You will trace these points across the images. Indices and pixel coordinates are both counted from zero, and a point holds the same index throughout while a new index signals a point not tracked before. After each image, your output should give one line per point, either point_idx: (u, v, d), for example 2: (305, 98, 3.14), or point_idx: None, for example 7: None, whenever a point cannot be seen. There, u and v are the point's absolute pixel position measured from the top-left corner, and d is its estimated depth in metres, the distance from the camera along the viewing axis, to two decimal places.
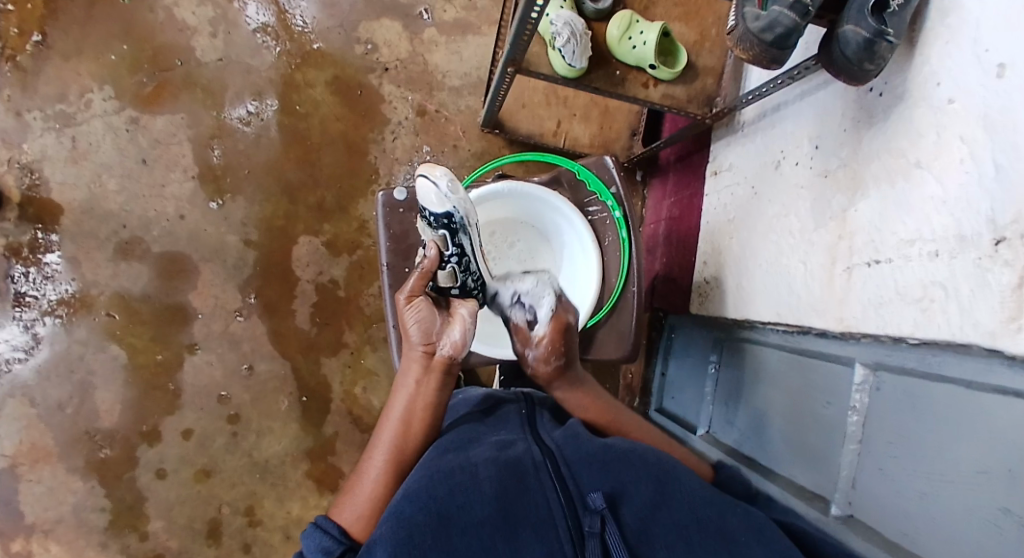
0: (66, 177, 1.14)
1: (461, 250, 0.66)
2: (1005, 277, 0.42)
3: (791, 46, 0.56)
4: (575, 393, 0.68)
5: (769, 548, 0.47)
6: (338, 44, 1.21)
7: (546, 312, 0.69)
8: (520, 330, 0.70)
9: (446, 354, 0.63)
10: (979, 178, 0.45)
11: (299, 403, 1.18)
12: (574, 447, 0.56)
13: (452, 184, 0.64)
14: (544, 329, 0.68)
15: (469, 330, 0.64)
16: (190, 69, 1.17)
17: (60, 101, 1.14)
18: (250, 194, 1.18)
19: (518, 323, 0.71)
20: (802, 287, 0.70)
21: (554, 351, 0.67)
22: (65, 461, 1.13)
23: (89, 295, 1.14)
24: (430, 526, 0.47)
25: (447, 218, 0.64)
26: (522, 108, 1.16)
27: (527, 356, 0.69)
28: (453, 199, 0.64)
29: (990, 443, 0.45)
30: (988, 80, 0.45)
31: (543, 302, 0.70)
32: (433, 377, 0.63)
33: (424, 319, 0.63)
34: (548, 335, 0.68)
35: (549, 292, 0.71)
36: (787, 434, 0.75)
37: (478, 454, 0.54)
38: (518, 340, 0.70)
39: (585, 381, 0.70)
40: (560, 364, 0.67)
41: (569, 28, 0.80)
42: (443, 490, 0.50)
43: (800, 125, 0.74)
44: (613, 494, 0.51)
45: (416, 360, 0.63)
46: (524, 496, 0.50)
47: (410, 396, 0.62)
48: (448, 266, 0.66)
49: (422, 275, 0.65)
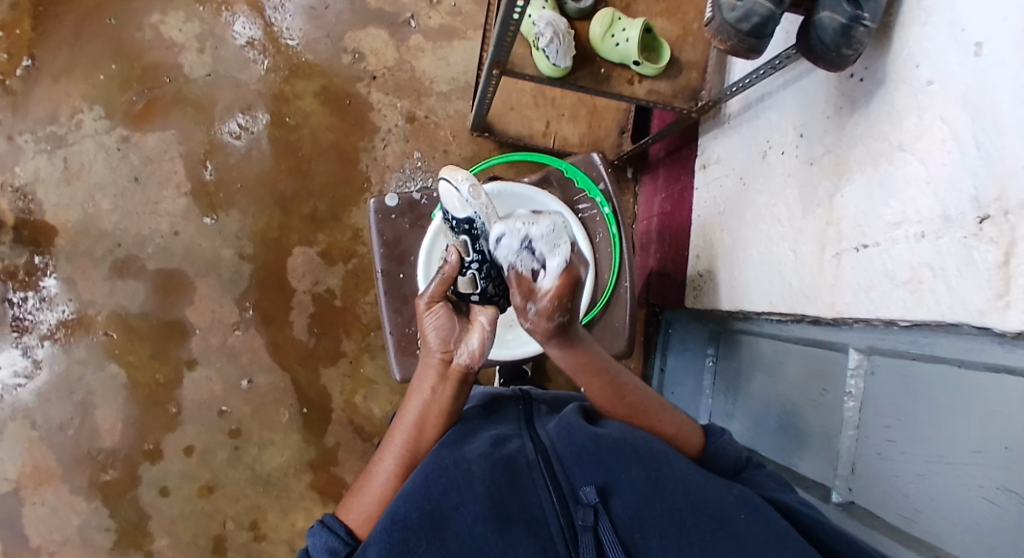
0: (59, 198, 1.14)
1: (483, 256, 0.61)
2: (991, 255, 0.42)
3: (767, 35, 0.56)
4: (567, 352, 0.62)
5: (770, 527, 0.47)
6: (326, 55, 1.21)
7: (559, 263, 0.55)
8: (521, 279, 0.55)
9: (463, 362, 0.61)
10: (961, 157, 0.45)
11: (300, 414, 1.18)
12: (566, 440, 0.56)
13: (474, 189, 0.62)
14: (552, 284, 0.54)
15: (489, 339, 0.61)
16: (180, 85, 1.17)
17: (51, 122, 1.15)
18: (244, 207, 1.18)
19: (521, 270, 0.55)
20: (793, 275, 0.70)
21: (559, 308, 0.55)
22: (68, 482, 1.13)
23: (86, 314, 1.14)
24: (424, 527, 0.48)
25: (469, 223, 0.62)
26: (510, 111, 1.17)
27: (526, 310, 0.57)
28: (475, 203, 0.62)
29: (986, 424, 0.44)
30: (967, 59, 0.45)
31: (558, 251, 0.55)
32: (450, 385, 0.61)
33: (443, 327, 0.61)
34: (555, 289, 0.54)
35: (566, 241, 0.55)
36: (786, 422, 0.75)
37: (472, 450, 0.55)
38: (517, 290, 0.56)
39: (585, 341, 0.63)
40: (564, 321, 0.57)
41: (551, 28, 0.79)
42: (436, 490, 0.51)
43: (785, 114, 0.74)
44: (604, 486, 0.52)
45: (433, 368, 0.61)
46: (516, 494, 0.51)
47: (425, 401, 0.61)
48: (469, 273, 0.63)
49: (443, 281, 0.62)
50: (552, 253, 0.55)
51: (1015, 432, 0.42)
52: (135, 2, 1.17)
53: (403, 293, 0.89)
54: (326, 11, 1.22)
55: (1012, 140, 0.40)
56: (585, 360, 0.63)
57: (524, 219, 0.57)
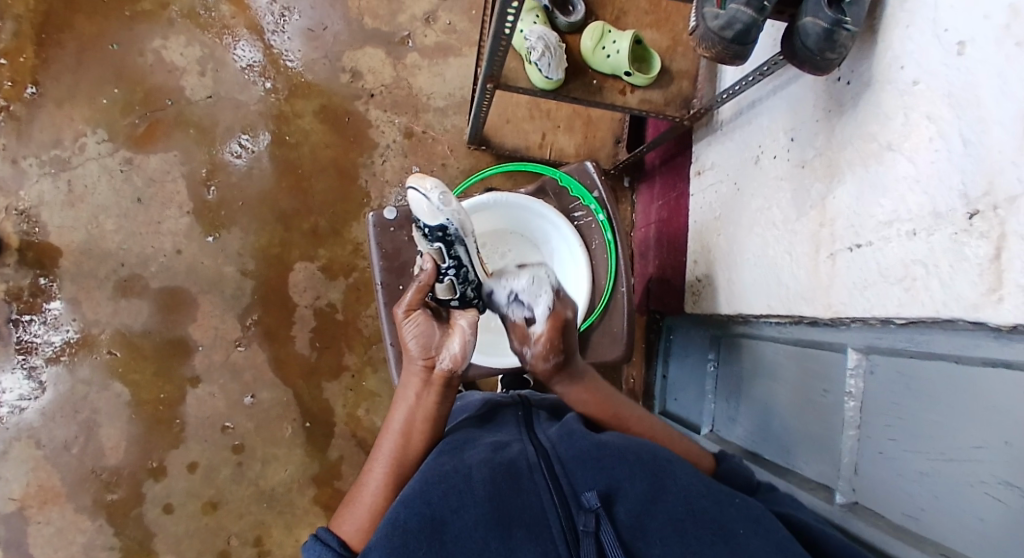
0: (63, 219, 1.16)
1: (459, 262, 0.64)
2: (982, 249, 0.42)
3: (751, 41, 0.58)
4: (573, 387, 0.66)
5: (767, 540, 0.47)
6: (324, 74, 1.24)
7: (543, 309, 0.64)
8: (516, 326, 0.65)
9: (445, 367, 0.63)
10: (949, 154, 0.46)
11: (303, 429, 1.18)
12: (567, 445, 0.57)
13: (443, 196, 0.62)
14: (541, 329, 0.63)
15: (468, 343, 0.63)
16: (182, 107, 1.20)
17: (56, 146, 1.17)
18: (245, 224, 1.20)
19: (514, 319, 0.65)
20: (789, 277, 0.70)
21: (551, 348, 0.63)
22: (72, 501, 1.12)
23: (90, 334, 1.15)
24: (424, 532, 0.48)
25: (442, 230, 0.63)
26: (506, 124, 1.20)
27: (525, 353, 0.65)
28: (446, 210, 0.62)
29: (986, 418, 0.44)
30: (950, 59, 0.46)
31: (541, 299, 0.64)
32: (434, 390, 0.63)
33: (423, 333, 0.63)
34: (545, 333, 0.63)
35: (548, 289, 0.65)
36: (789, 426, 0.75)
37: (473, 456, 0.56)
38: (514, 337, 0.65)
39: (587, 374, 0.68)
40: (560, 361, 0.64)
41: (543, 42, 0.84)
42: (436, 495, 0.51)
43: (775, 118, 0.76)
44: (606, 492, 0.51)
45: (416, 375, 0.63)
46: (517, 498, 0.51)
47: (410, 409, 0.62)
48: (446, 279, 0.65)
49: (420, 288, 0.64)
50: (537, 301, 0.64)
51: (1016, 427, 0.42)
52: (138, 28, 1.20)
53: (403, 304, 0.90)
54: (324, 32, 1.24)
55: (998, 136, 0.41)
56: (593, 392, 0.67)
57: (512, 275, 0.67)
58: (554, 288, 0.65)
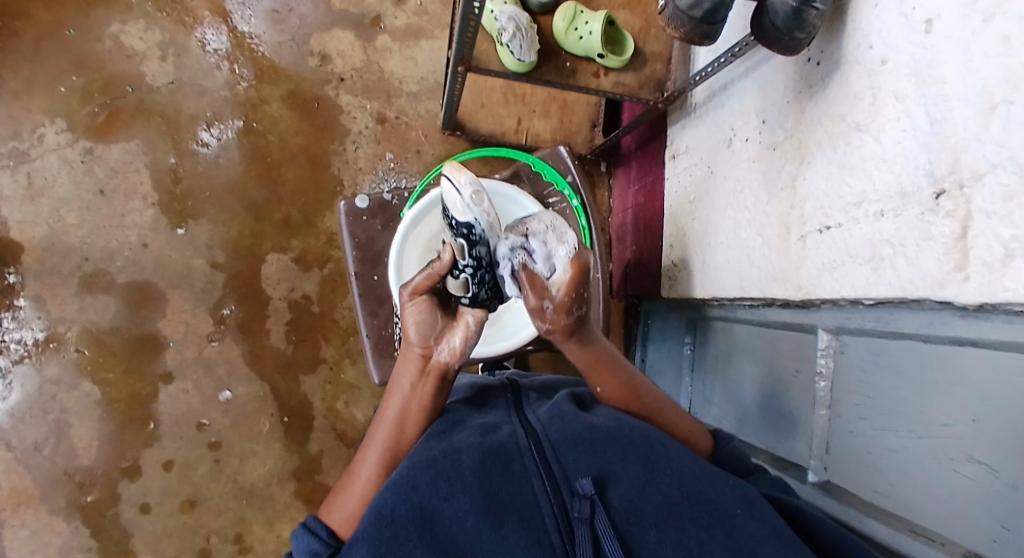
0: (24, 215, 1.12)
1: (478, 262, 0.59)
2: (948, 228, 0.42)
3: (719, 20, 0.58)
4: (583, 349, 0.63)
5: (765, 523, 0.47)
6: (291, 58, 1.20)
7: (567, 251, 0.60)
8: (534, 279, 0.58)
9: (443, 358, 0.61)
10: (914, 134, 0.46)
11: (281, 423, 1.17)
12: (558, 426, 0.56)
13: (477, 193, 0.58)
14: (566, 273, 0.57)
15: (471, 339, 0.61)
16: (143, 95, 1.15)
17: (13, 138, 1.12)
18: (214, 215, 1.17)
19: (534, 271, 0.58)
20: (761, 258, 0.71)
21: (576, 300, 0.58)
22: (47, 502, 1.10)
23: (56, 332, 1.11)
24: (413, 523, 0.47)
25: (468, 229, 0.58)
26: (481, 108, 1.18)
27: (543, 309, 0.58)
28: (476, 209, 0.58)
29: (954, 395, 0.45)
30: (915, 36, 0.46)
31: (564, 241, 0.61)
32: (430, 381, 0.61)
33: (424, 322, 0.60)
34: (569, 280, 0.57)
35: (569, 231, 0.62)
36: (761, 404, 0.76)
37: (460, 440, 0.55)
38: (529, 291, 0.58)
39: (598, 339, 0.64)
40: (581, 313, 0.59)
41: (513, 23, 0.82)
42: (422, 481, 0.50)
43: (745, 99, 0.76)
44: (600, 477, 0.50)
45: (413, 362, 0.61)
46: (509, 482, 0.50)
47: (406, 397, 0.61)
48: (462, 275, 0.59)
49: (430, 275, 0.60)
50: (557, 246, 0.60)
51: (985, 403, 0.42)
52: (95, 14, 1.15)
53: (378, 294, 0.88)
54: (291, 14, 1.20)
55: (963, 113, 0.41)
56: (600, 357, 0.64)
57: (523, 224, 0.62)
58: (572, 235, 0.61)
